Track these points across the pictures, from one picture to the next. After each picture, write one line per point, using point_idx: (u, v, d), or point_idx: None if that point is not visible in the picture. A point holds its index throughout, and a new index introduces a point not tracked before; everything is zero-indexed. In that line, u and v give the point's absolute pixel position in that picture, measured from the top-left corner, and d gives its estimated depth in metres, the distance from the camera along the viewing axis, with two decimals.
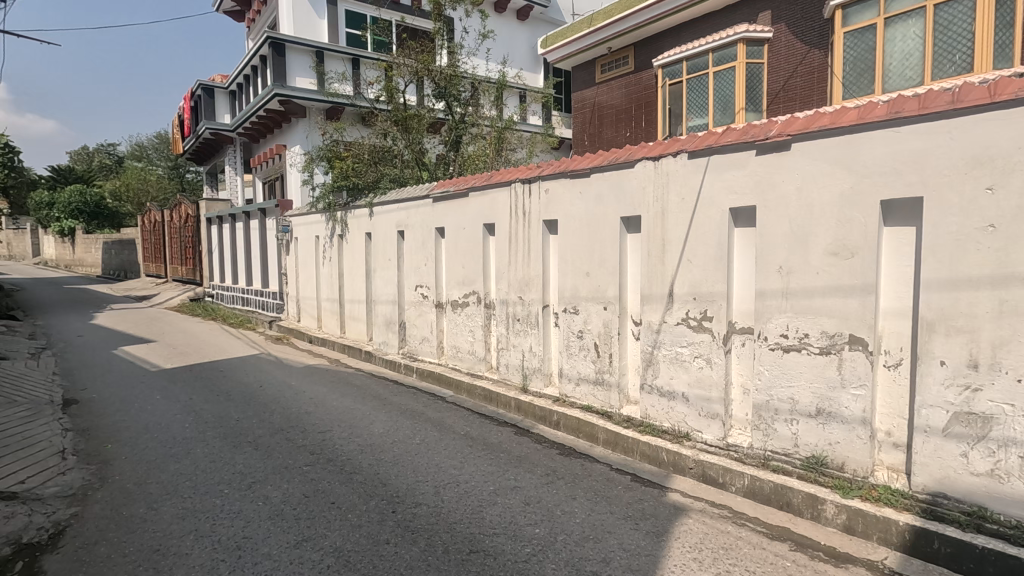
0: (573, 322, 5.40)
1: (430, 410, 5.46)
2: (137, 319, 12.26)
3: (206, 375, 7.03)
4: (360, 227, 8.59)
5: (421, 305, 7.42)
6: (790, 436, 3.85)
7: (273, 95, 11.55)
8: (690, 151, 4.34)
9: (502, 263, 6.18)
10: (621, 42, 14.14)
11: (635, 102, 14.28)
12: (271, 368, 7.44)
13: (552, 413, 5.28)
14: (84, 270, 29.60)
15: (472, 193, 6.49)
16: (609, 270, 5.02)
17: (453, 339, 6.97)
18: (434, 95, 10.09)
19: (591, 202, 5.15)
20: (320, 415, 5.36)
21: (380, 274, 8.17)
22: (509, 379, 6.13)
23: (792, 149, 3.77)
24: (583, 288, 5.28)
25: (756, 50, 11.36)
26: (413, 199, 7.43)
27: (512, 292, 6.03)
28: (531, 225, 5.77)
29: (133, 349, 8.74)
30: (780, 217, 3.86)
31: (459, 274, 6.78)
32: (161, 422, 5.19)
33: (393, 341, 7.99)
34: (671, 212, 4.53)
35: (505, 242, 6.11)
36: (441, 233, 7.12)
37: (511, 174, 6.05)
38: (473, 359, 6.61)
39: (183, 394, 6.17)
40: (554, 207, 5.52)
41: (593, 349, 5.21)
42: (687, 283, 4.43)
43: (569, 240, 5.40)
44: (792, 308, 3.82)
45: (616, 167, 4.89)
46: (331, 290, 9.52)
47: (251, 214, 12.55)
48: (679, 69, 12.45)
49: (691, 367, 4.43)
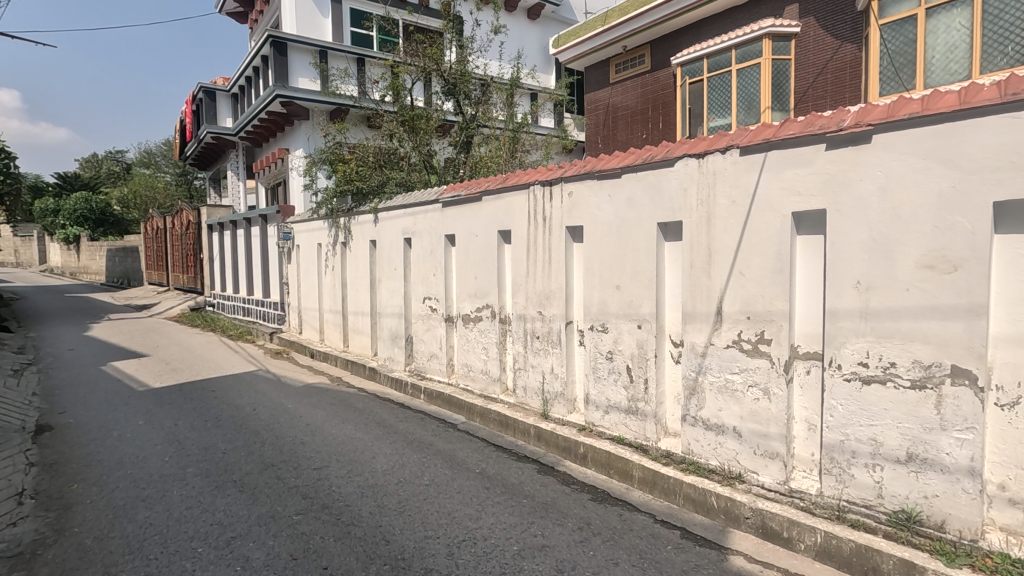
0: (601, 341, 4.79)
1: (440, 440, 4.85)
2: (133, 330, 11.75)
3: (196, 396, 6.47)
4: (364, 234, 8.03)
5: (429, 318, 6.84)
6: (873, 485, 3.21)
7: (274, 97, 11.05)
8: (742, 146, 3.73)
9: (519, 274, 5.58)
10: (636, 40, 13.57)
11: (652, 103, 13.69)
12: (268, 387, 6.87)
13: (579, 444, 4.67)
14: (89, 276, 29.33)
15: (485, 197, 5.91)
16: (643, 283, 4.42)
17: (464, 357, 6.37)
18: (443, 94, 9.56)
19: (622, 205, 4.55)
20: (317, 447, 4.77)
21: (386, 284, 7.60)
22: (528, 403, 5.52)
23: (872, 142, 3.15)
24: (612, 304, 4.68)
25: (783, 45, 10.72)
26: (421, 203, 6.85)
27: (531, 306, 5.43)
28: (552, 231, 5.18)
29: (123, 365, 8.20)
30: (857, 222, 3.23)
31: (471, 286, 6.19)
32: (138, 455, 4.61)
33: (399, 356, 7.41)
34: (718, 217, 3.91)
35: (523, 251, 5.52)
36: (452, 241, 6.55)
37: (530, 176, 5.48)
38: (487, 379, 6.01)
39: (168, 418, 5.61)
40: (578, 212, 4.93)
41: (624, 373, 4.60)
42: (738, 300, 3.82)
43: (596, 250, 4.80)
44: (873, 332, 3.18)
45: (652, 165, 4.29)
46: (334, 301, 8.97)
47: (253, 220, 12.05)
48: (700, 67, 11.85)
49: (745, 397, 3.80)
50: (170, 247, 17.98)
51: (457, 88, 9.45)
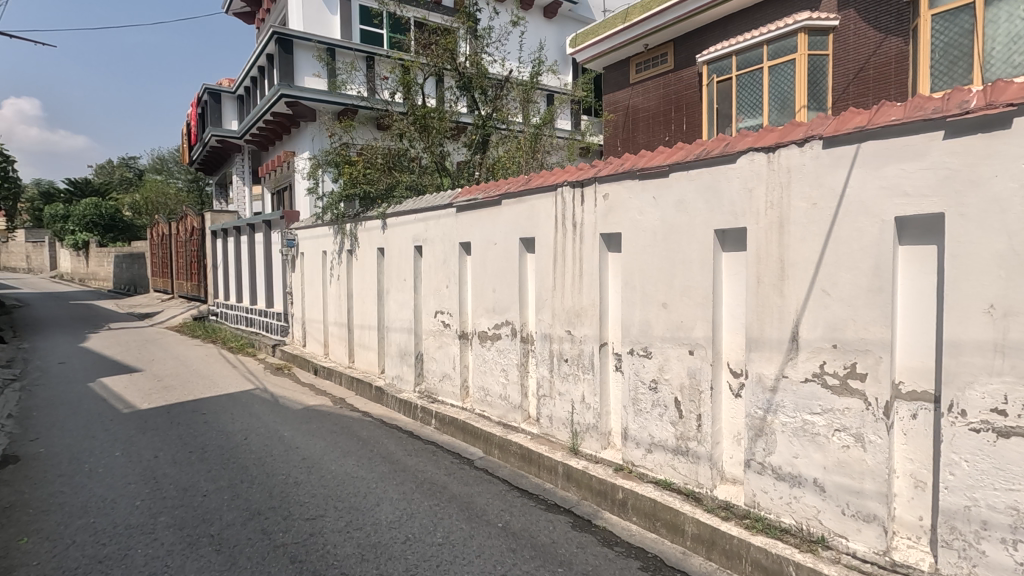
0: (643, 368, 4.11)
1: (455, 482, 4.19)
2: (131, 341, 11.22)
3: (183, 420, 5.86)
4: (371, 241, 7.42)
5: (442, 334, 6.20)
6: (1013, 568, 2.49)
7: (278, 96, 10.52)
8: (827, 136, 3.06)
9: (544, 288, 4.92)
10: (658, 38, 12.93)
11: (675, 104, 13.02)
12: (265, 410, 6.25)
13: (618, 489, 3.97)
14: (98, 284, 28.91)
15: (506, 200, 5.27)
16: (696, 301, 3.74)
17: (480, 380, 5.71)
18: (457, 91, 8.95)
19: (668, 209, 3.89)
20: (312, 489, 4.11)
21: (394, 296, 6.97)
22: (554, 436, 4.85)
23: (1012, 127, 2.45)
24: (657, 325, 4.00)
25: (820, 40, 10.01)
26: (433, 208, 6.22)
27: (559, 325, 4.76)
28: (584, 239, 4.51)
29: (113, 381, 7.64)
30: (991, 228, 2.53)
31: (488, 300, 5.54)
32: (107, 497, 4.00)
33: (408, 376, 6.75)
34: (794, 224, 3.23)
35: (548, 262, 4.85)
36: (467, 249, 5.90)
37: (558, 176, 4.83)
38: (507, 406, 5.34)
39: (150, 448, 5.00)
40: (615, 217, 4.27)
41: (672, 406, 3.91)
42: (820, 324, 3.12)
43: (637, 261, 4.13)
44: (1013, 371, 2.47)
45: (708, 161, 3.62)
46: (340, 313, 8.34)
47: (257, 227, 11.51)
48: (728, 64, 11.18)
49: (830, 445, 3.10)
50: (175, 253, 17.53)
51: (473, 83, 8.82)
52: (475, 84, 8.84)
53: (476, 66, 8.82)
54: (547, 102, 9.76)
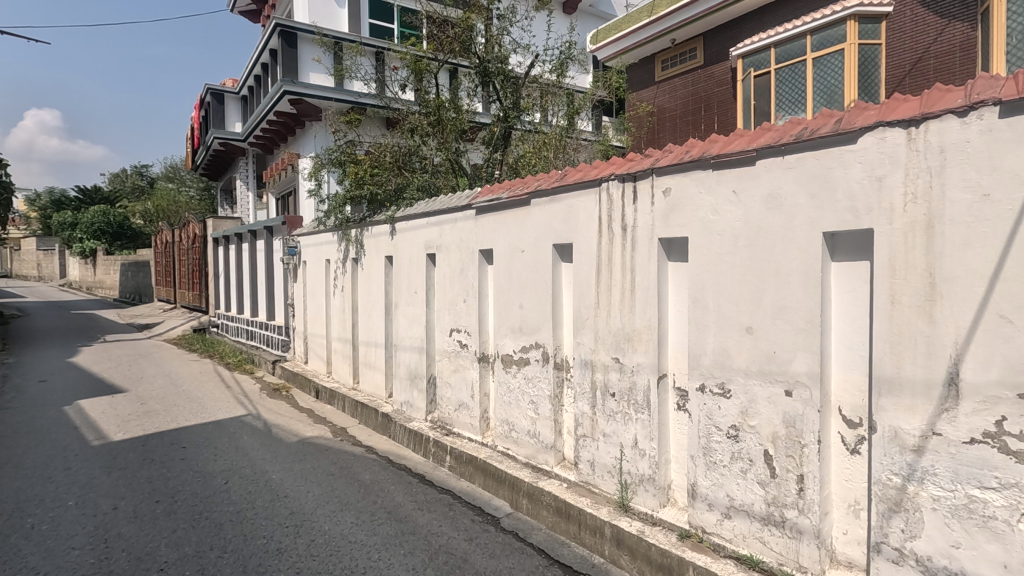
0: (718, 409, 3.23)
1: (477, 553, 3.46)
2: (122, 356, 10.48)
3: (159, 455, 5.07)
4: (379, 249, 6.60)
5: (457, 356, 5.35)
6: None
7: (281, 93, 9.79)
8: (1007, 99, 2.17)
9: (584, 304, 4.06)
10: (687, 32, 12.08)
11: (705, 102, 12.14)
12: (255, 443, 5.42)
13: (688, 567, 3.08)
14: (104, 293, 28.55)
15: (536, 200, 4.43)
16: (796, 326, 2.86)
17: (504, 412, 4.83)
18: (474, 83, 8.13)
19: (755, 206, 3.02)
20: (296, 560, 3.26)
21: (403, 310, 6.14)
22: (597, 486, 3.98)
23: None
24: (738, 355, 3.12)
25: (872, 28, 9.09)
26: (449, 210, 5.40)
27: (604, 350, 3.89)
28: (638, 245, 3.65)
29: (91, 403, 6.87)
30: None
31: (515, 318, 4.68)
32: (42, 570, 3.18)
33: (419, 403, 5.90)
34: (951, 223, 2.33)
35: (591, 273, 3.99)
36: (488, 257, 5.06)
37: (602, 168, 3.99)
38: (537, 445, 4.47)
39: (112, 496, 4.18)
40: (680, 217, 3.41)
41: (761, 461, 3.01)
42: (997, 362, 2.21)
43: (709, 273, 3.26)
44: None
45: (814, 142, 2.76)
46: (344, 328, 7.51)
47: (258, 233, 10.78)
48: (766, 57, 10.29)
49: (1015, 536, 2.17)
50: (178, 262, 16.88)
51: (492, 71, 7.91)
52: (494, 73, 7.95)
53: (495, 50, 7.88)
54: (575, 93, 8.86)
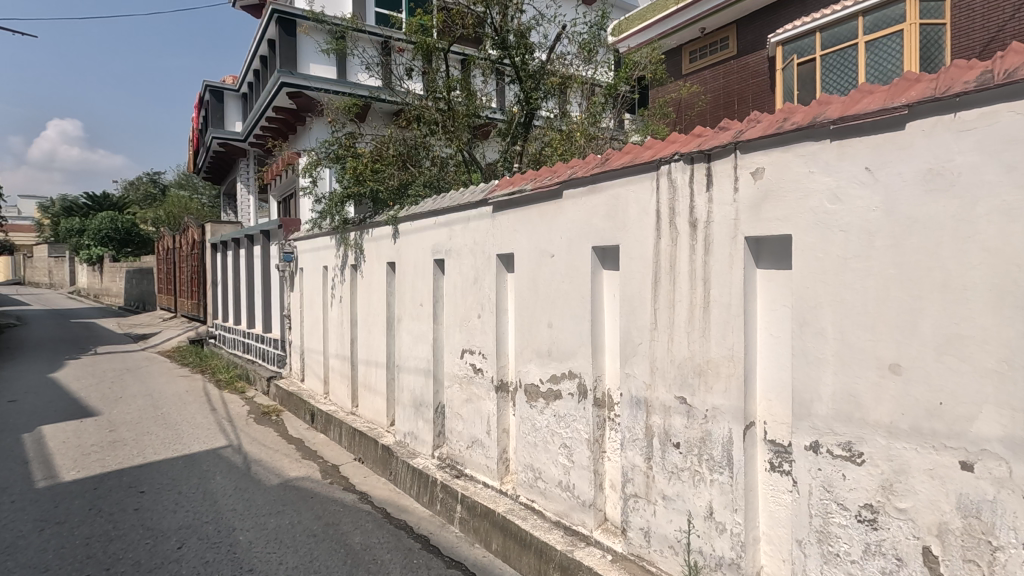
0: (842, 480, 2.26)
1: None
2: (108, 371, 9.68)
3: (110, 503, 4.19)
4: (380, 254, 5.72)
5: (471, 383, 4.43)
6: None
7: (278, 84, 9.03)
8: None
9: (635, 324, 3.12)
10: (718, 21, 11.13)
11: (738, 94, 11.16)
12: (228, 485, 4.53)
13: None
14: (110, 301, 28.09)
15: (572, 191, 3.51)
16: (979, 367, 1.89)
17: (527, 455, 3.91)
18: (490, 65, 7.22)
19: (904, 188, 2.07)
20: None
21: (408, 325, 5.23)
22: (654, 565, 3.03)
23: None
24: (875, 405, 2.15)
25: (935, 6, 8.07)
26: (460, 207, 4.51)
27: (665, 387, 2.96)
28: (714, 247, 2.71)
29: (54, 430, 6.04)
30: None
31: (541, 340, 3.76)
32: None
33: (425, 435, 4.98)
34: None
35: (647, 283, 3.04)
36: (508, 263, 4.16)
37: (659, 147, 3.06)
38: (572, 501, 3.53)
39: (33, 567, 3.30)
40: (778, 207, 2.47)
41: (920, 565, 2.04)
42: None
43: (826, 284, 2.31)
44: None
45: (1012, 87, 1.81)
46: (342, 344, 6.63)
47: (256, 238, 9.99)
48: (811, 43, 9.31)
49: None
50: (178, 269, 16.19)
51: (510, 45, 6.96)
52: (514, 46, 6.99)
53: (515, 22, 6.95)
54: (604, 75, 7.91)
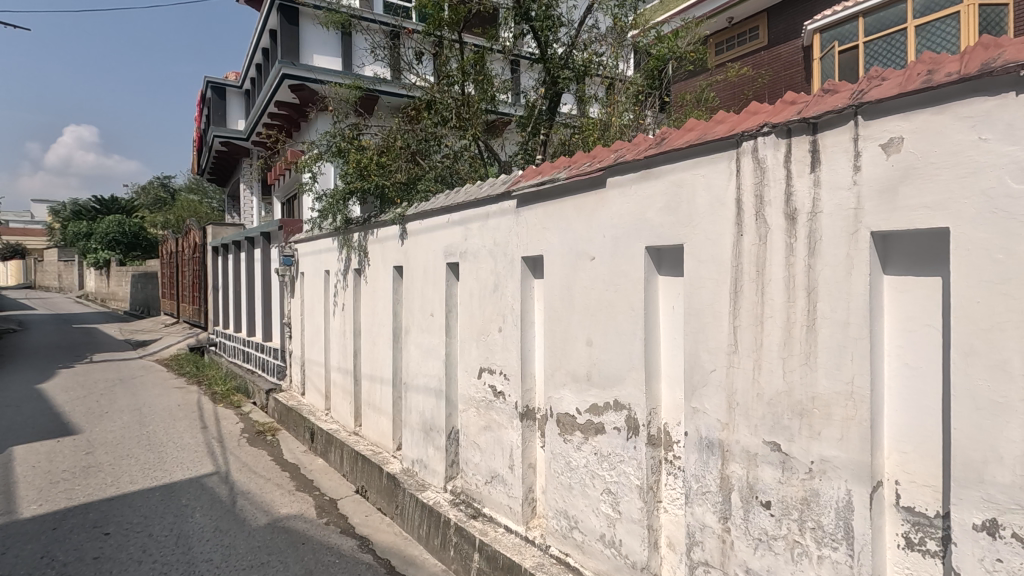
0: None
1: None
2: (99, 381, 9.11)
3: (66, 550, 3.57)
4: (385, 257, 5.09)
5: (489, 408, 3.77)
6: None
7: (279, 76, 8.48)
8: None
9: (706, 346, 2.44)
10: (746, 9, 10.44)
11: (769, 87, 10.45)
12: (207, 525, 3.91)
13: None
14: (116, 305, 27.81)
15: (617, 179, 2.85)
16: None
17: (560, 499, 3.23)
18: (516, 37, 6.55)
19: None
20: None
21: (416, 337, 4.58)
22: None
23: None
24: None
25: None
26: (478, 202, 3.86)
27: (749, 429, 2.28)
28: (824, 246, 2.03)
29: (25, 453, 5.46)
30: None
31: (578, 361, 3.09)
32: None
33: (435, 465, 4.32)
34: None
35: (725, 291, 2.35)
36: (535, 268, 3.50)
37: (737, 120, 2.38)
38: (617, 561, 2.86)
39: None
40: (926, 190, 1.78)
41: None
42: None
43: (1011, 296, 1.61)
44: None
45: None
46: (344, 356, 6.00)
47: (257, 241, 9.42)
48: (853, 29, 8.59)
49: None
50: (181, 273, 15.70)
51: (533, 19, 6.32)
52: (537, 17, 6.31)
53: None
54: (636, 59, 7.30)
